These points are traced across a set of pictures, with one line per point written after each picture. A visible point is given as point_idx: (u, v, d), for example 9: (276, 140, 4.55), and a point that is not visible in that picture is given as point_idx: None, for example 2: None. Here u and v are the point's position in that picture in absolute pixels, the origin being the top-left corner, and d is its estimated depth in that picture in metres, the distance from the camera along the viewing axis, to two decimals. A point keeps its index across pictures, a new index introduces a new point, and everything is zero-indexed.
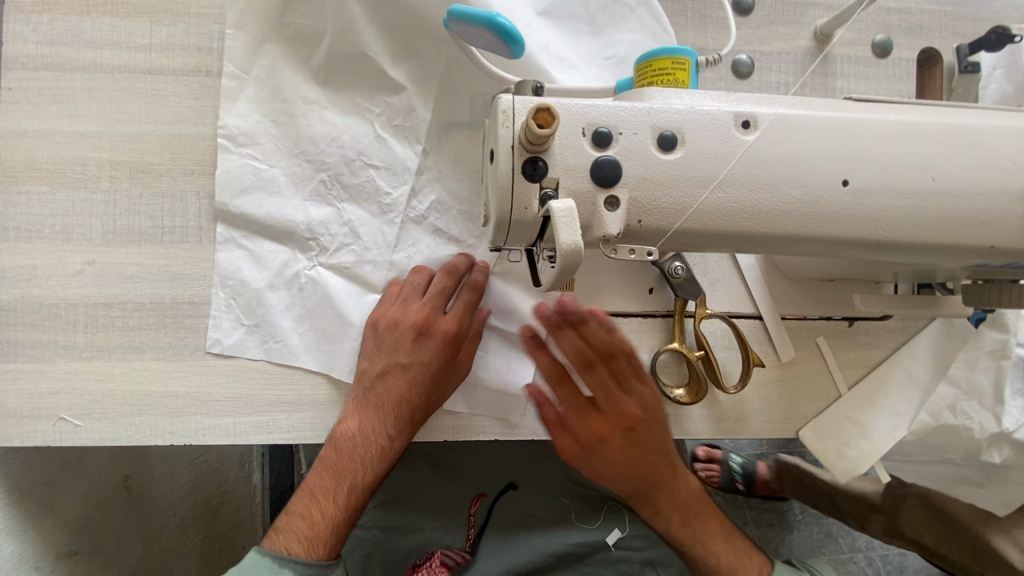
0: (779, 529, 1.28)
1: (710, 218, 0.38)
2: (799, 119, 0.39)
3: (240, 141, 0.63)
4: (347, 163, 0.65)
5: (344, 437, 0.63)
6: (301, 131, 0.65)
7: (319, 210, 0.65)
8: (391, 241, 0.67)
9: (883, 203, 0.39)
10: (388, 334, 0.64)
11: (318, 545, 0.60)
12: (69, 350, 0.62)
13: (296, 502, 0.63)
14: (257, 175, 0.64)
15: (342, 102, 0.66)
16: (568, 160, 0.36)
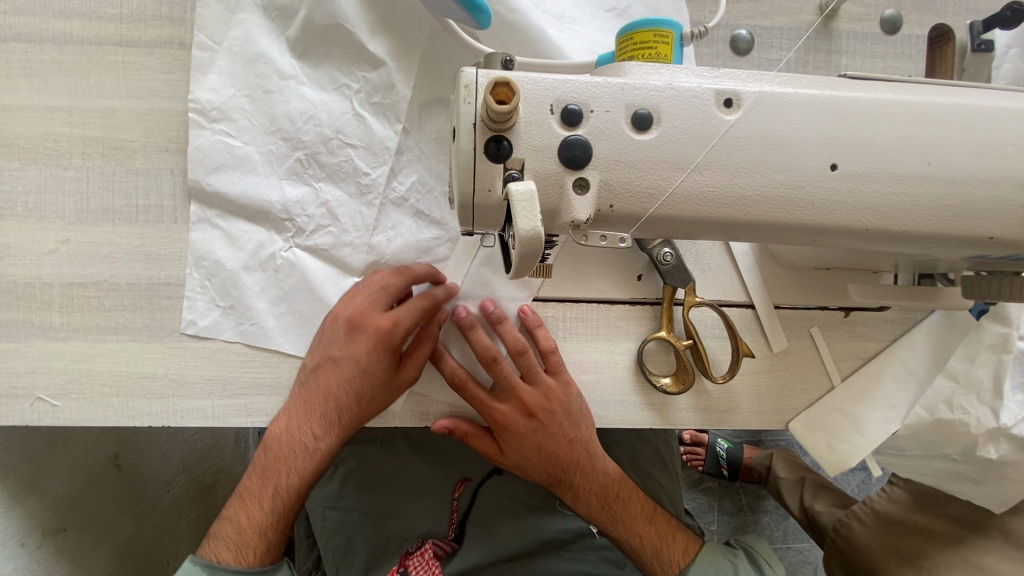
0: (774, 516, 1.28)
1: (688, 203, 0.36)
2: (786, 97, 0.36)
3: (214, 118, 0.61)
4: (324, 142, 0.63)
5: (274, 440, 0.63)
6: (276, 107, 0.62)
7: (295, 190, 0.63)
8: (370, 224, 0.65)
9: (875, 189, 0.37)
10: (323, 339, 0.62)
11: (245, 551, 0.60)
12: (45, 330, 0.62)
13: (228, 509, 0.63)
14: (231, 153, 0.62)
15: (318, 77, 0.63)
16: (535, 140, 0.34)
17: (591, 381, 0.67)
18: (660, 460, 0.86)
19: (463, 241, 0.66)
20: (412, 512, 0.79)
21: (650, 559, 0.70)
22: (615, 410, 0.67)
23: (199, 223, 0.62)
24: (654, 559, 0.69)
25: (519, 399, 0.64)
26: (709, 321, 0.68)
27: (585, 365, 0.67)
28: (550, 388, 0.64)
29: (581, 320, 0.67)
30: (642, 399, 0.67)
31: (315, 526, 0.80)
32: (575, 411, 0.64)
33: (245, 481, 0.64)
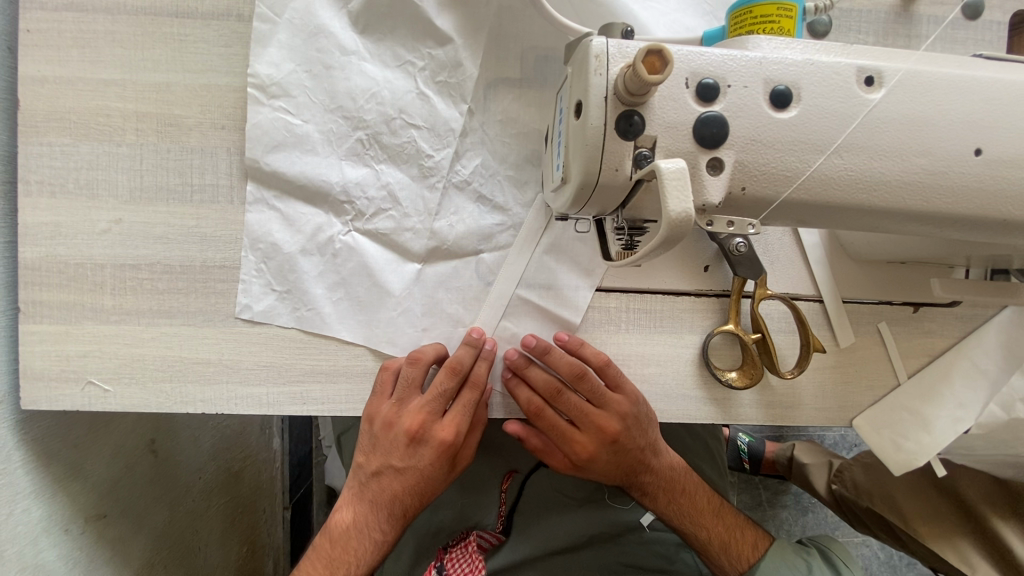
0: (794, 511, 1.26)
1: (823, 188, 0.33)
2: (929, 76, 0.34)
3: (273, 94, 0.59)
4: (386, 122, 0.61)
5: (340, 527, 0.65)
6: (337, 84, 0.60)
7: (356, 172, 0.61)
8: (432, 208, 0.63)
9: (1020, 176, 0.34)
10: (377, 433, 0.62)
11: None
12: (97, 312, 0.60)
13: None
14: (291, 131, 0.60)
15: (382, 53, 0.61)
16: (669, 116, 0.32)
17: (655, 374, 0.65)
18: (709, 454, 0.84)
19: (527, 227, 0.64)
20: (459, 503, 0.77)
21: (718, 551, 0.69)
22: (678, 404, 0.65)
23: (254, 203, 0.60)
24: (722, 553, 0.69)
25: (596, 424, 0.64)
26: (776, 315, 0.66)
27: (648, 357, 0.65)
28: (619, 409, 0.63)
29: (645, 311, 0.65)
30: (706, 393, 0.65)
31: None
32: (644, 420, 0.63)
33: (309, 564, 0.65)
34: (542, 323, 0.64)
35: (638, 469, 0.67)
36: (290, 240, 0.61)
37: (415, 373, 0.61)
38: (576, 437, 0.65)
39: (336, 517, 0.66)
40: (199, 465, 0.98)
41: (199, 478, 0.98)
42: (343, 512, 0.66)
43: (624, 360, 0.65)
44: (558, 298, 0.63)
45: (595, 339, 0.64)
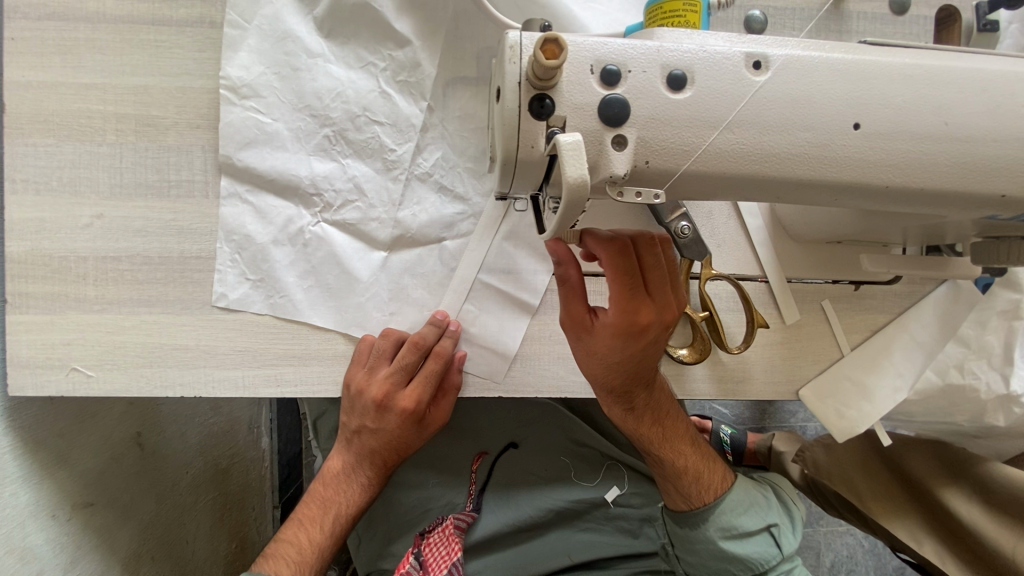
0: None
1: (719, 160, 0.37)
2: (812, 60, 0.38)
3: (243, 94, 0.63)
4: (351, 119, 0.65)
5: (330, 474, 0.73)
6: (304, 84, 0.64)
7: (322, 166, 0.65)
8: (396, 199, 0.67)
9: (896, 148, 0.39)
10: (352, 401, 0.67)
11: (305, 567, 0.68)
12: (80, 302, 0.63)
13: (287, 530, 0.71)
14: (261, 129, 0.64)
15: (346, 56, 0.65)
16: (577, 98, 0.36)
17: None
18: None
19: (487, 216, 0.68)
20: (431, 484, 0.80)
21: (686, 481, 0.71)
22: None
23: (227, 196, 0.64)
24: (687, 482, 0.71)
25: (615, 324, 0.58)
26: (723, 294, 0.70)
27: None
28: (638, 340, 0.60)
29: (600, 293, 0.69)
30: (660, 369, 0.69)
31: None
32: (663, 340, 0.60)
33: (302, 507, 0.73)
34: (503, 305, 0.68)
35: (641, 383, 0.64)
36: (263, 231, 0.65)
37: (386, 346, 0.66)
38: (600, 328, 0.59)
39: (326, 466, 0.74)
40: (186, 459, 1.01)
41: (187, 473, 1.01)
42: (333, 460, 0.74)
43: None
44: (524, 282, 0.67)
45: (552, 319, 0.68)
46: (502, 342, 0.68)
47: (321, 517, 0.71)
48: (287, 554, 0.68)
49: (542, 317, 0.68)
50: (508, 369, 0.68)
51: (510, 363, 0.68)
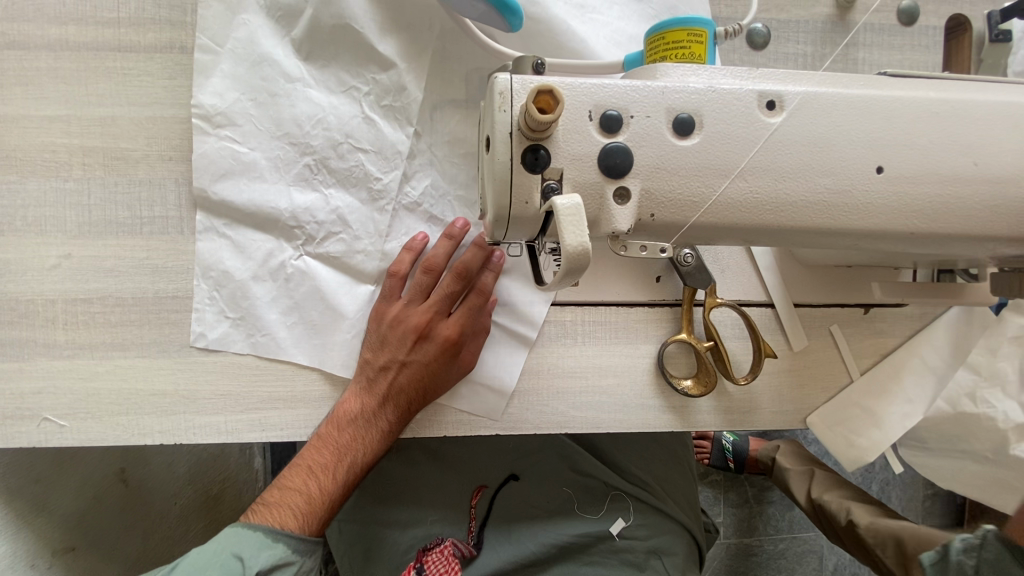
0: (781, 506, 1.23)
1: (730, 211, 0.34)
2: (831, 98, 0.35)
3: (217, 123, 0.59)
4: (333, 147, 0.61)
5: (337, 415, 0.61)
6: (282, 111, 0.60)
7: (304, 197, 0.61)
8: (384, 229, 0.63)
9: (922, 192, 0.36)
10: (386, 331, 0.62)
11: (311, 519, 0.60)
12: (50, 348, 0.60)
13: (293, 479, 0.61)
14: (237, 159, 0.60)
15: (327, 79, 0.61)
16: (574, 148, 0.32)
17: (613, 385, 0.66)
18: (676, 462, 0.86)
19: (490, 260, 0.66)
20: (428, 521, 0.77)
21: None
22: (637, 414, 0.66)
23: (206, 232, 0.60)
24: None
25: None
26: (729, 322, 0.67)
27: (605, 369, 0.66)
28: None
29: (600, 324, 0.66)
30: (664, 402, 0.66)
31: (334, 538, 0.79)
32: None
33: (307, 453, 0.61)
34: (499, 339, 0.65)
35: None
36: (241, 270, 0.61)
37: (427, 278, 0.62)
38: None
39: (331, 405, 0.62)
40: (172, 491, 0.96)
41: (172, 505, 0.95)
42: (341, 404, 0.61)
43: (582, 373, 0.65)
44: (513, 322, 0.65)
45: (552, 353, 0.65)
46: (499, 377, 0.64)
47: (335, 463, 0.60)
48: (291, 506, 0.60)
49: (540, 350, 0.65)
50: (505, 406, 0.64)
51: (508, 399, 0.64)
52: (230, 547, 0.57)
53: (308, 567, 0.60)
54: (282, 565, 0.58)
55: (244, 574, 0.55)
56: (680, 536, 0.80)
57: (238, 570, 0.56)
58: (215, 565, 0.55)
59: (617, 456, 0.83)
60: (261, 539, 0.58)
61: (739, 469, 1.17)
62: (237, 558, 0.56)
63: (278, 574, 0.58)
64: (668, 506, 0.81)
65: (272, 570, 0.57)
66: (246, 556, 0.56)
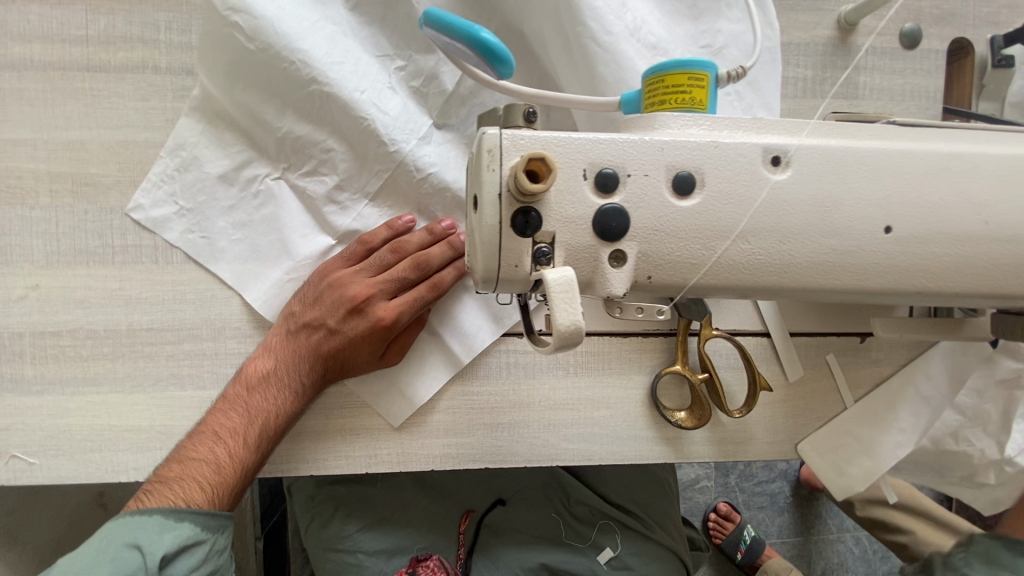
0: (770, 512, 1.24)
1: (730, 272, 0.33)
2: (838, 152, 0.33)
3: (232, 8, 0.53)
4: (347, 90, 0.56)
5: (259, 376, 0.57)
6: (309, 32, 0.55)
7: (300, 127, 0.57)
8: (368, 190, 0.60)
9: (931, 251, 0.34)
10: (323, 290, 0.58)
11: (214, 492, 0.55)
12: (18, 382, 0.57)
13: (194, 445, 0.55)
14: (243, 57, 0.54)
15: (365, 36, 0.58)
16: (566, 211, 0.30)
17: (606, 417, 0.64)
18: (665, 491, 0.83)
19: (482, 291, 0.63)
20: (416, 549, 0.74)
21: None
22: (629, 446, 0.64)
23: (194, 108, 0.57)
24: None
25: None
26: (723, 352, 0.66)
27: (598, 400, 0.64)
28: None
29: (593, 354, 0.64)
30: (658, 434, 0.65)
31: (319, 567, 0.76)
32: None
33: (217, 413, 0.56)
34: (431, 347, 0.62)
35: None
36: (211, 252, 0.58)
37: (386, 257, 0.58)
38: None
39: (253, 362, 0.58)
40: None
41: None
42: (262, 359, 0.57)
43: (573, 405, 0.64)
44: (477, 329, 0.62)
45: (543, 383, 0.63)
46: (415, 389, 0.61)
47: (243, 429, 0.55)
48: (195, 474, 0.54)
49: (530, 382, 0.63)
50: (494, 439, 0.62)
51: (497, 432, 0.62)
52: (122, 538, 0.50)
53: (220, 545, 0.55)
54: (190, 546, 0.52)
55: (143, 564, 0.49)
56: (668, 566, 0.79)
57: (136, 560, 0.49)
58: (108, 559, 0.49)
59: (605, 484, 0.82)
60: (160, 520, 0.51)
61: (746, 561, 1.17)
62: (134, 548, 0.49)
63: (184, 556, 0.52)
64: (655, 535, 0.80)
65: (177, 554, 0.51)
66: (145, 543, 0.50)
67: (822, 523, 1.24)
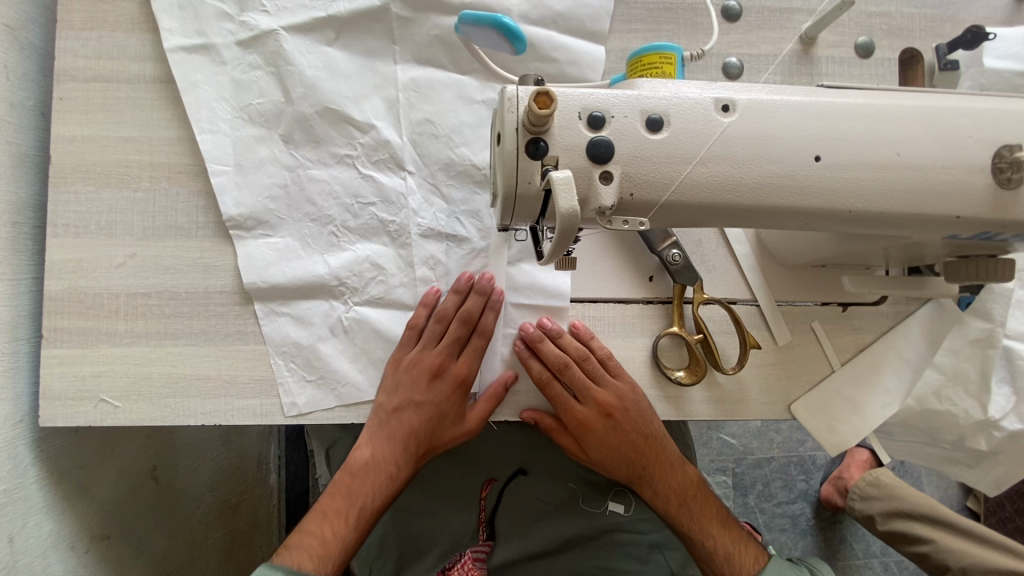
0: (792, 534, 1.31)
1: (694, 191, 0.42)
2: (772, 102, 0.43)
3: (264, 120, 0.70)
4: (369, 146, 0.72)
5: (359, 465, 0.72)
6: (335, 110, 0.71)
7: (344, 184, 0.71)
8: (404, 216, 0.71)
9: (854, 177, 0.43)
10: (402, 378, 0.70)
11: (327, 558, 0.68)
12: (111, 335, 0.68)
13: (309, 523, 0.70)
14: (288, 155, 0.71)
15: (367, 81, 0.72)
16: (567, 140, 0.41)
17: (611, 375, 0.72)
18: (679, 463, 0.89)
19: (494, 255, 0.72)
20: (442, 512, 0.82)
21: (720, 560, 0.73)
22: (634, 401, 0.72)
23: (223, 194, 0.68)
24: None
25: None
26: (715, 319, 0.74)
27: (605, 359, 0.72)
28: (621, 389, 0.71)
29: (600, 318, 0.72)
30: (659, 391, 0.72)
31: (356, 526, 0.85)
32: None
33: (326, 498, 0.71)
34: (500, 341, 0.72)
35: None
36: (274, 229, 0.70)
37: (438, 327, 0.71)
38: None
39: (355, 454, 0.73)
40: (198, 494, 1.03)
41: (197, 508, 1.02)
42: (363, 450, 0.72)
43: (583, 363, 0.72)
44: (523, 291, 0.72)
45: None
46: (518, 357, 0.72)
47: (345, 511, 0.70)
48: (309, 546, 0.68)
49: None
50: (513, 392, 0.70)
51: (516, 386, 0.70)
52: None
53: None
54: None
55: None
56: None
57: None
58: None
59: None
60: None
61: None
62: None
63: None
64: None
65: None
66: None
67: (847, 546, 1.31)
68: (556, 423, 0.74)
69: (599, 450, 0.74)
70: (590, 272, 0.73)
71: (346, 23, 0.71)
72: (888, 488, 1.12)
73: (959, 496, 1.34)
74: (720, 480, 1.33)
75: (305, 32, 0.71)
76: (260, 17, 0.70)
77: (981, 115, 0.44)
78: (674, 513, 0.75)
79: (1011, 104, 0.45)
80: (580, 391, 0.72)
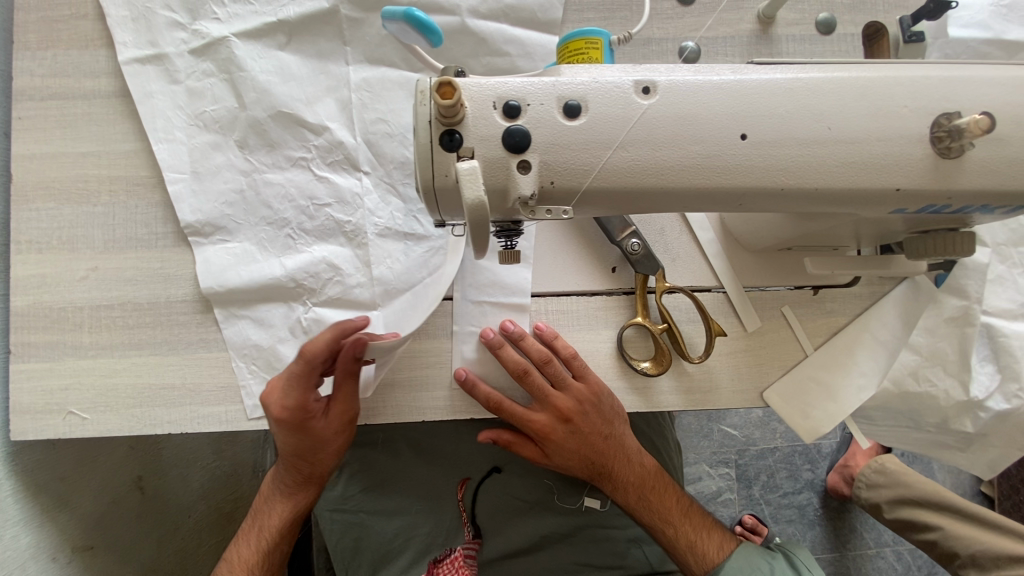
0: (801, 525, 1.28)
1: (617, 176, 0.42)
2: (696, 82, 0.42)
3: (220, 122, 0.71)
4: (323, 147, 0.72)
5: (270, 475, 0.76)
6: (287, 112, 0.71)
7: (301, 186, 0.71)
8: (359, 216, 0.72)
9: (782, 153, 0.42)
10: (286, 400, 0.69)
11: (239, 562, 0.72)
12: (77, 348, 0.68)
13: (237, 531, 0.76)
14: (243, 157, 0.71)
15: (322, 83, 0.72)
16: (481, 131, 0.40)
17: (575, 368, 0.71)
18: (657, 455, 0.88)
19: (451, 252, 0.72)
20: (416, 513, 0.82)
21: (683, 549, 0.74)
22: None
23: (180, 201, 0.69)
24: None
25: None
26: (680, 308, 0.73)
27: None
28: (582, 392, 0.69)
29: (563, 312, 0.71)
30: (625, 383, 0.71)
31: (325, 527, 0.84)
32: None
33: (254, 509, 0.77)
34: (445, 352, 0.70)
35: None
36: (232, 236, 0.70)
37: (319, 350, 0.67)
38: None
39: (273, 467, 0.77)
40: (189, 503, 1.03)
41: (188, 516, 1.03)
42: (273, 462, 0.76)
43: None
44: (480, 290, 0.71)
45: None
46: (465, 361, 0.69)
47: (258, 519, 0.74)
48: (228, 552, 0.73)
49: None
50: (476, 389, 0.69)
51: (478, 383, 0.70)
52: None
53: None
54: None
55: None
56: None
57: None
58: None
59: None
60: None
61: None
62: None
63: None
64: None
65: None
66: None
67: (857, 534, 1.28)
68: (515, 435, 0.74)
69: (562, 453, 0.72)
70: (551, 266, 0.72)
71: (296, 28, 0.71)
72: (893, 476, 1.09)
73: (967, 481, 1.30)
74: (724, 472, 1.30)
75: (255, 38, 0.71)
76: (211, 25, 0.71)
77: (916, 83, 0.43)
78: (633, 505, 0.74)
79: (948, 70, 0.43)
80: (538, 397, 0.70)
